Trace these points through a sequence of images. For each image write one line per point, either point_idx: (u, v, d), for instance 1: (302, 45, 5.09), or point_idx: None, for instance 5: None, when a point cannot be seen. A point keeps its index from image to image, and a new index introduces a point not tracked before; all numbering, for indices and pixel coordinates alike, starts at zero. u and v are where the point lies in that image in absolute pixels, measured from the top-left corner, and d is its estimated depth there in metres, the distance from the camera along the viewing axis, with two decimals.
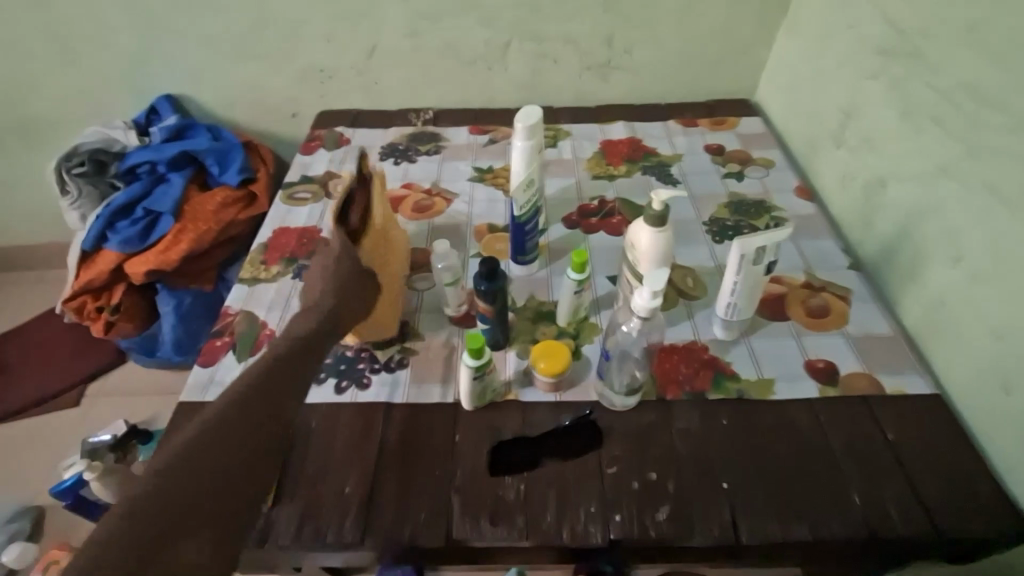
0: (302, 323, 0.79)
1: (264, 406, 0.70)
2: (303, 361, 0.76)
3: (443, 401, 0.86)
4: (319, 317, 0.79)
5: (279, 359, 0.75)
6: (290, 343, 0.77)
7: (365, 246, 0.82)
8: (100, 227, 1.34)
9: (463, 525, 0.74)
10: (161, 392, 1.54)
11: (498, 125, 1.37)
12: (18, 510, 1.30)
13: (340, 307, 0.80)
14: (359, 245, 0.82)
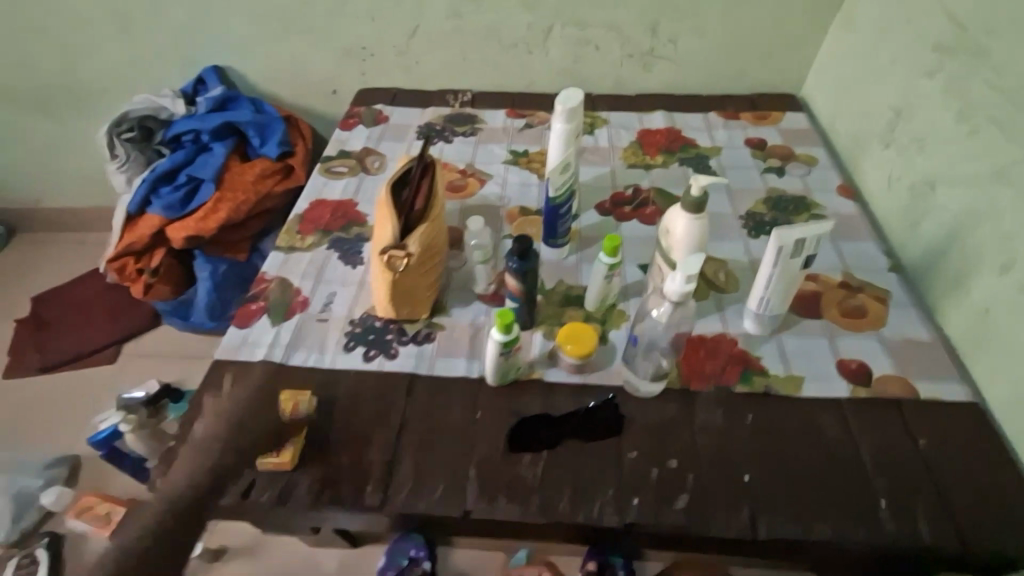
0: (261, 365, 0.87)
1: (225, 458, 0.79)
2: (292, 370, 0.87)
3: (468, 376, 0.87)
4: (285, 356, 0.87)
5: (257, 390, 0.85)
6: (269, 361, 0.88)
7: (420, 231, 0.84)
8: (145, 191, 1.38)
9: (480, 498, 0.76)
10: (189, 356, 1.56)
11: (535, 109, 1.36)
12: (55, 456, 1.35)
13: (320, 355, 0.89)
14: (415, 230, 0.84)
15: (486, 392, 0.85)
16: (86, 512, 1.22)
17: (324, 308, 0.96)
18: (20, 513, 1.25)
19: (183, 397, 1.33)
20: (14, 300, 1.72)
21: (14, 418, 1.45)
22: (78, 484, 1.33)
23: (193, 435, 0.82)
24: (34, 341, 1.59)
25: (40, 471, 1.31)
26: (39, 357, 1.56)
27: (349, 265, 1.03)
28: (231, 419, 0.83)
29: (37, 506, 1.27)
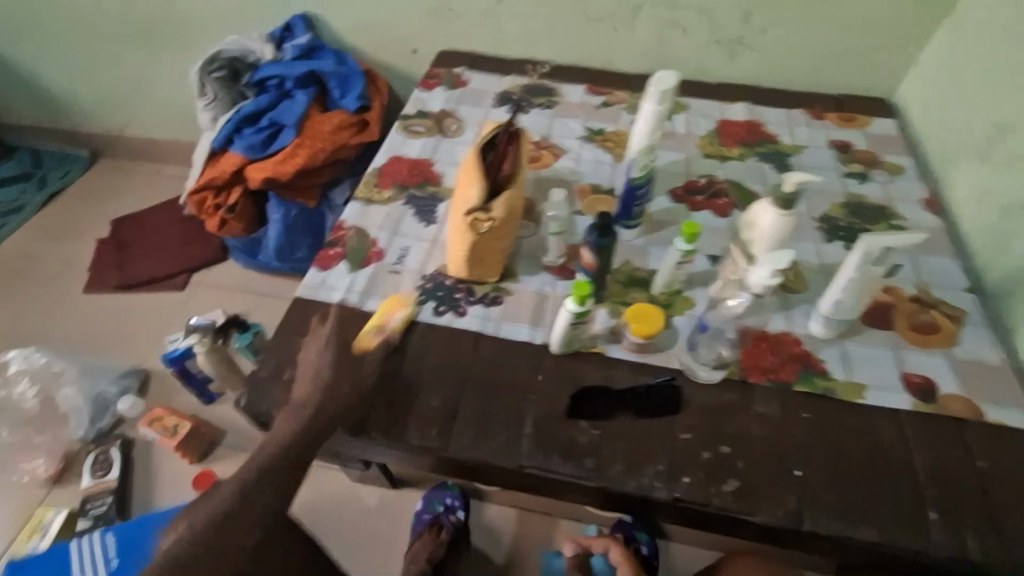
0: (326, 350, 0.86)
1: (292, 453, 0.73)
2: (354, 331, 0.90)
3: (530, 342, 0.90)
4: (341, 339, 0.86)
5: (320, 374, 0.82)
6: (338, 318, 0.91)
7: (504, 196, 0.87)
8: (229, 131, 1.44)
9: (537, 456, 0.80)
10: (252, 292, 1.62)
11: (614, 88, 1.35)
12: (129, 368, 1.45)
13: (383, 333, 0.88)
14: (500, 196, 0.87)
15: (548, 359, 0.88)
16: (156, 422, 1.32)
17: (398, 261, 1.00)
18: (98, 415, 1.36)
19: (249, 329, 1.40)
20: (95, 221, 1.82)
21: (93, 330, 1.56)
22: (149, 396, 1.43)
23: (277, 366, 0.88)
24: (114, 261, 1.70)
25: (115, 380, 1.42)
26: (117, 276, 1.66)
27: (423, 222, 1.06)
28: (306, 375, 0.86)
29: (112, 411, 1.38)
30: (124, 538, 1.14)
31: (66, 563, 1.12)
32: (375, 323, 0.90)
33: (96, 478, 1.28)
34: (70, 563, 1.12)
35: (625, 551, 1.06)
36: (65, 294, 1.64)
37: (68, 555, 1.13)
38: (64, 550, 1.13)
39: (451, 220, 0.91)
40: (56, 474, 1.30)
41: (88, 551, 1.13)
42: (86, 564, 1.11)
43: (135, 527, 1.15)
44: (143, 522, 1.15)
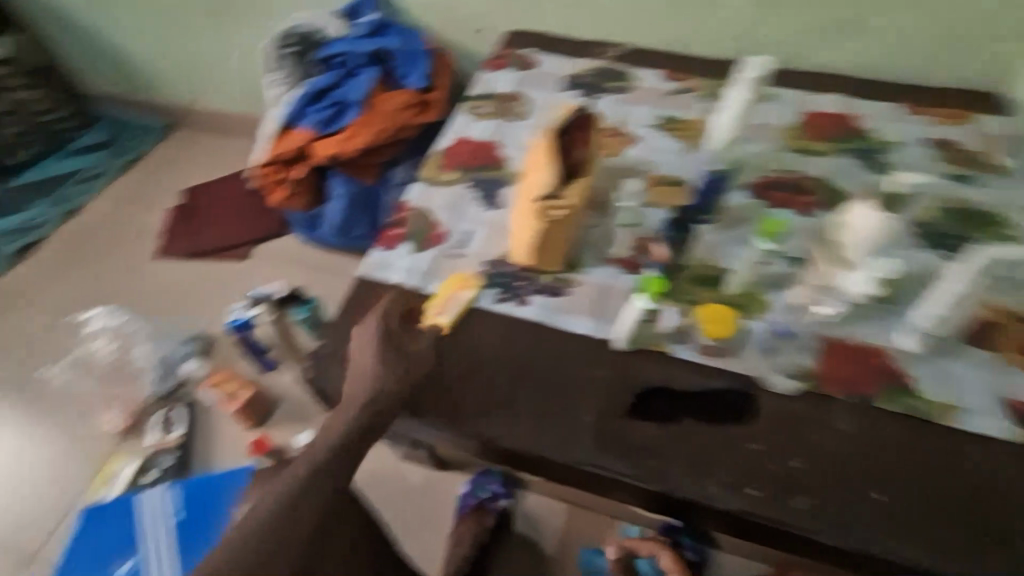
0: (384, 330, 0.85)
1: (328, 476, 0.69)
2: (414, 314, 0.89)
3: (592, 336, 0.87)
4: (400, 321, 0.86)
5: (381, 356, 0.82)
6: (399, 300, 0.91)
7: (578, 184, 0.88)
8: (298, 107, 1.46)
9: (596, 454, 0.78)
10: (309, 267, 1.65)
11: (690, 73, 1.28)
12: (193, 334, 1.51)
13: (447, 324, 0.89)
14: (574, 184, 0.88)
15: (611, 354, 0.85)
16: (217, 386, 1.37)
17: (460, 244, 0.99)
18: (166, 375, 1.43)
19: (307, 306, 1.39)
20: (167, 190, 1.90)
21: (163, 294, 1.63)
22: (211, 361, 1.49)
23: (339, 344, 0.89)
24: (184, 229, 1.77)
25: (181, 344, 1.48)
26: (185, 244, 1.73)
27: (486, 206, 1.04)
28: None
29: (178, 373, 1.44)
30: (191, 495, 1.16)
31: (131, 513, 1.14)
32: (441, 301, 0.92)
33: (161, 435, 1.34)
34: (136, 515, 1.14)
35: (676, 557, 1.06)
36: (138, 259, 1.72)
37: (134, 506, 1.15)
38: (129, 500, 1.16)
39: (521, 208, 0.91)
40: (125, 428, 1.37)
41: (154, 505, 1.15)
42: (151, 516, 1.14)
43: (201, 485, 1.18)
44: (209, 481, 1.19)
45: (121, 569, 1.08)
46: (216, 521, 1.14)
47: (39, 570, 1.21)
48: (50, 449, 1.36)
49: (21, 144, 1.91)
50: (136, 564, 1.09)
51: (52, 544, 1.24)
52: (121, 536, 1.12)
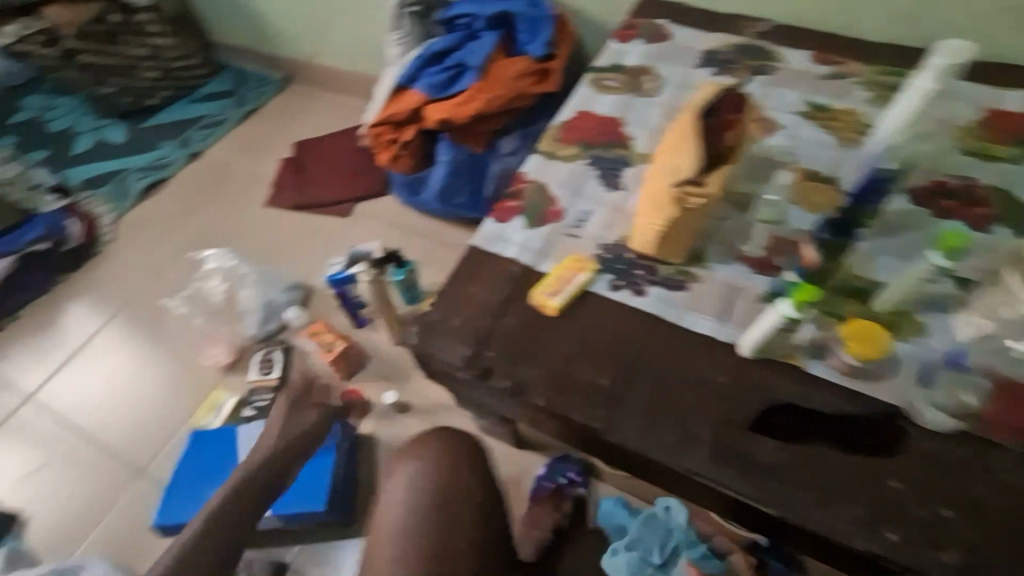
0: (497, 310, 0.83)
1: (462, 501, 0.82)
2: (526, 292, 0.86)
3: (715, 338, 0.81)
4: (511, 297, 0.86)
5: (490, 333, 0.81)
6: (511, 275, 0.88)
7: (723, 171, 0.82)
8: (416, 68, 1.46)
9: (710, 465, 0.73)
10: (407, 229, 1.67)
11: (846, 57, 1.15)
12: (295, 283, 1.57)
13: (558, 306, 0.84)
14: (720, 170, 0.82)
15: (735, 359, 0.79)
16: (315, 335, 1.43)
17: (576, 224, 0.95)
18: (269, 318, 1.50)
19: (404, 268, 1.40)
20: (281, 141, 1.98)
21: (270, 241, 1.71)
22: (309, 309, 1.55)
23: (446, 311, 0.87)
24: (293, 180, 1.84)
25: (284, 290, 1.55)
26: (293, 195, 1.80)
27: (608, 186, 0.99)
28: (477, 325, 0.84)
29: (280, 317, 1.52)
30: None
31: (233, 446, 1.20)
32: (553, 282, 0.87)
33: (261, 373, 1.41)
34: (237, 447, 1.20)
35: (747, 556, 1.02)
36: (250, 206, 1.81)
37: (236, 438, 1.21)
38: (232, 433, 1.22)
39: (651, 191, 0.86)
40: (231, 362, 1.47)
41: (252, 440, 1.20)
42: (250, 451, 1.19)
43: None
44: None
45: (219, 495, 1.15)
46: (311, 466, 1.18)
47: (148, 482, 1.32)
48: (165, 373, 1.48)
49: (157, 88, 2.05)
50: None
51: (161, 461, 1.35)
52: (222, 465, 1.18)
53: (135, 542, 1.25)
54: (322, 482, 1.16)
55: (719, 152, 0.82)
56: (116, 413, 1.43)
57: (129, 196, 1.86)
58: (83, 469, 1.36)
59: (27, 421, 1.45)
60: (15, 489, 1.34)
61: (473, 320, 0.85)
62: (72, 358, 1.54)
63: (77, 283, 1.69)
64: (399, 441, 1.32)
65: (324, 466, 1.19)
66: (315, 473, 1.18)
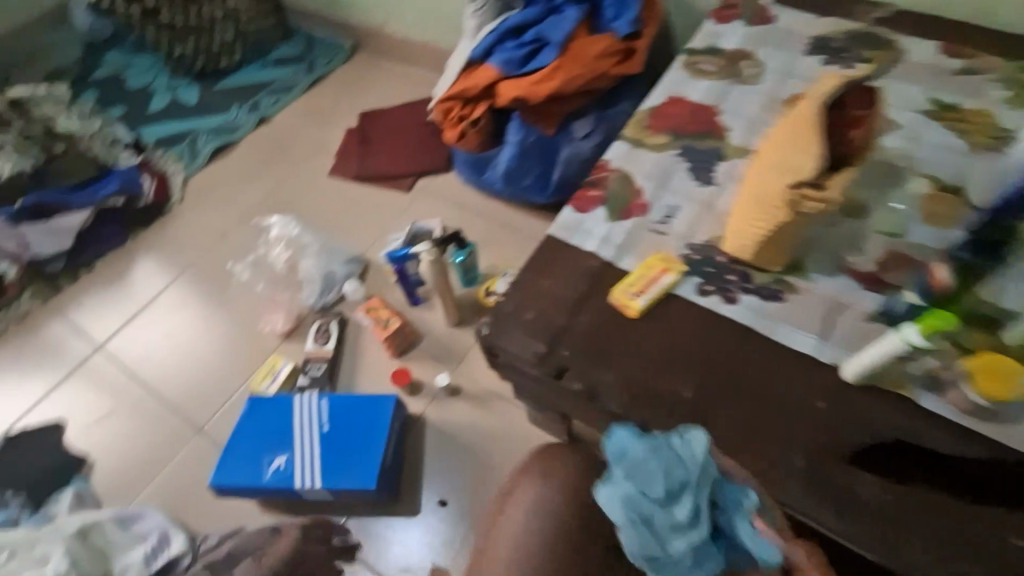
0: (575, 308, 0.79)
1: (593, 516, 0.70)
2: (605, 289, 0.81)
3: (814, 358, 0.74)
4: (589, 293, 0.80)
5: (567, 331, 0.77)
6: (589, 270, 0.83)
7: (848, 174, 0.72)
8: (492, 42, 1.40)
9: (802, 498, 0.67)
10: (468, 209, 1.64)
11: (981, 49, 1.02)
12: (355, 256, 1.57)
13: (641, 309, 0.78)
14: (844, 172, 0.72)
15: (833, 383, 0.72)
16: (371, 310, 1.42)
17: (662, 220, 0.88)
18: (327, 289, 1.51)
19: (465, 247, 1.40)
20: (347, 110, 1.97)
21: (332, 211, 1.71)
22: (366, 283, 1.55)
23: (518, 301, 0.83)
24: (357, 151, 1.82)
25: (343, 263, 1.55)
26: (356, 166, 1.78)
27: (699, 181, 0.92)
28: (551, 321, 0.79)
29: (338, 289, 1.52)
30: (340, 408, 1.20)
31: (286, 413, 1.20)
32: (636, 281, 0.81)
33: (316, 344, 1.41)
34: (291, 415, 1.20)
35: None
36: (314, 174, 1.81)
37: (290, 405, 1.21)
38: (286, 400, 1.21)
39: (754, 192, 0.79)
40: (289, 330, 1.48)
41: (306, 409, 1.20)
42: (303, 420, 1.19)
43: (351, 401, 1.21)
44: (360, 399, 1.21)
45: (275, 462, 1.16)
46: (364, 443, 1.17)
47: (206, 440, 1.36)
48: (225, 335, 1.51)
49: (231, 50, 2.07)
50: (288, 461, 1.16)
51: (218, 421, 1.38)
52: (276, 432, 1.18)
53: (191, 497, 1.28)
54: (374, 461, 1.14)
55: (846, 152, 0.72)
56: (179, 370, 1.48)
57: (200, 157, 1.89)
58: (147, 421, 1.41)
59: (98, 369, 1.51)
60: (84, 434, 1.40)
61: (546, 314, 0.80)
62: (141, 312, 1.60)
63: (148, 239, 1.74)
64: (448, 425, 1.31)
65: (376, 443, 1.16)
66: (368, 449, 1.16)
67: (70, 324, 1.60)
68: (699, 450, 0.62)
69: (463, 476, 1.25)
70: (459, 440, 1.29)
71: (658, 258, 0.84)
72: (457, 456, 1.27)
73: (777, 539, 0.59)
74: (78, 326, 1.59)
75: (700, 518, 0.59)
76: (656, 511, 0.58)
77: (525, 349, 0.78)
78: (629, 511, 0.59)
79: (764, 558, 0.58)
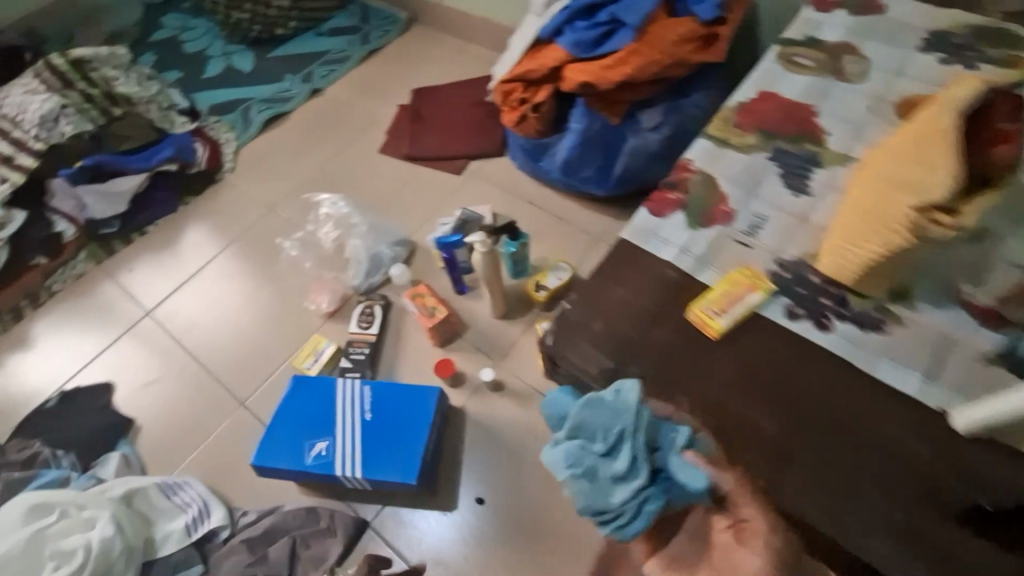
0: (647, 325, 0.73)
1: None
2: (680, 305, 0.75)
3: (919, 400, 0.66)
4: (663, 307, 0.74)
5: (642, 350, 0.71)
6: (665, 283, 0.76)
7: (982, 198, 0.64)
8: (562, 21, 1.32)
9: (899, 557, 0.60)
10: (520, 197, 1.57)
11: None
12: (402, 238, 1.53)
13: (723, 330, 0.72)
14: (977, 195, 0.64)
15: (939, 430, 0.65)
16: (418, 298, 1.36)
17: (749, 231, 0.80)
18: (372, 270, 1.48)
19: (518, 238, 1.35)
20: (400, 85, 1.91)
21: (380, 190, 1.67)
22: (412, 267, 1.51)
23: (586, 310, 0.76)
24: (408, 129, 1.77)
25: (390, 245, 1.51)
26: (407, 144, 1.74)
27: (791, 190, 0.84)
28: (619, 334, 0.73)
29: (384, 271, 1.49)
30: (384, 396, 1.18)
31: (329, 396, 1.18)
32: (719, 298, 0.74)
33: (360, 327, 1.39)
34: (334, 399, 1.18)
35: None
36: (364, 150, 1.77)
37: (333, 389, 1.19)
38: (329, 383, 1.20)
39: (867, 211, 0.70)
40: (333, 310, 1.46)
41: (350, 394, 1.18)
42: (346, 405, 1.17)
43: (395, 389, 1.19)
44: (404, 388, 1.19)
45: (316, 446, 1.15)
46: (406, 434, 1.14)
47: (247, 415, 1.36)
48: (269, 309, 1.51)
49: (287, 17, 2.03)
50: (330, 447, 1.14)
51: (259, 397, 1.38)
52: (318, 415, 1.17)
53: (230, 470, 1.29)
54: (416, 455, 1.12)
55: (977, 174, 0.64)
56: (224, 341, 1.48)
57: (252, 127, 1.88)
58: (191, 390, 1.42)
59: (147, 334, 1.53)
60: (132, 398, 1.42)
61: (616, 327, 0.73)
62: (189, 280, 1.61)
63: (198, 207, 1.75)
64: (488, 420, 1.27)
65: (419, 435, 1.14)
66: (411, 441, 1.14)
67: (122, 288, 1.62)
68: (628, 400, 0.66)
69: (501, 476, 1.22)
70: (499, 438, 1.25)
71: (744, 273, 0.76)
72: (495, 453, 1.24)
73: (703, 466, 0.62)
74: (130, 291, 1.61)
75: (635, 464, 0.64)
76: (595, 463, 0.64)
77: (591, 363, 0.72)
78: (568, 463, 0.65)
79: (691, 485, 0.61)
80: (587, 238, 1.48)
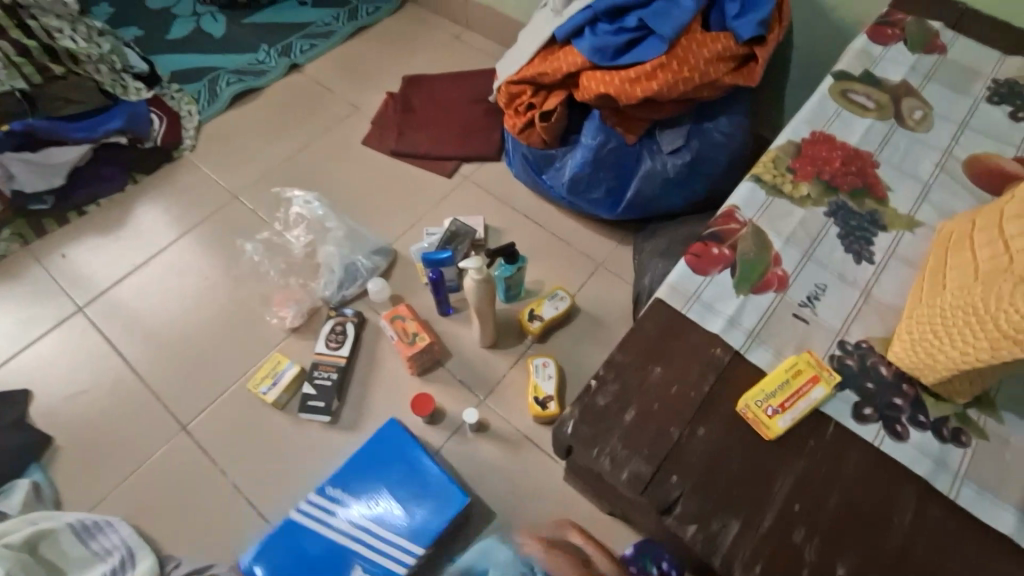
0: (674, 410, 0.70)
1: None
2: (721, 397, 0.70)
3: (996, 530, 0.62)
4: (691, 392, 0.71)
5: (679, 456, 0.68)
6: (707, 369, 0.72)
7: None
8: (583, 20, 1.16)
9: None
10: (516, 210, 1.42)
11: None
12: (382, 246, 1.36)
13: (776, 437, 0.68)
14: None
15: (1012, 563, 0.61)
16: (397, 321, 1.20)
17: (807, 301, 0.75)
18: (346, 282, 1.31)
19: (515, 262, 1.21)
20: (389, 70, 1.73)
21: (359, 188, 1.49)
22: (391, 280, 1.35)
23: (609, 387, 0.73)
24: (394, 121, 1.59)
25: (367, 254, 1.34)
26: (393, 138, 1.56)
27: (853, 255, 0.78)
28: (648, 432, 0.70)
29: (360, 284, 1.32)
30: (355, 480, 1.06)
31: (310, 533, 1.02)
32: (779, 393, 0.69)
33: (329, 347, 1.22)
34: (315, 532, 1.02)
35: None
36: (344, 139, 1.59)
37: (302, 526, 1.02)
38: (294, 527, 1.02)
39: (970, 308, 0.62)
40: (298, 323, 1.29)
41: (324, 511, 1.03)
42: (333, 523, 1.02)
43: (363, 469, 1.07)
44: (371, 459, 1.08)
45: None
46: (410, 482, 1.05)
47: (187, 442, 1.18)
48: (223, 317, 1.32)
49: None
50: (367, 565, 0.99)
51: (205, 420, 1.20)
52: (320, 557, 1.00)
53: (167, 505, 1.12)
54: (441, 483, 1.05)
55: None
56: (172, 350, 1.29)
57: (218, 101, 1.66)
58: (127, 405, 1.23)
59: (80, 334, 1.31)
60: (52, 408, 1.22)
61: (652, 403, 0.71)
62: (133, 273, 1.39)
63: (150, 188, 1.52)
64: (471, 464, 1.12)
65: (425, 471, 1.06)
66: (420, 483, 1.05)
67: (53, 276, 1.39)
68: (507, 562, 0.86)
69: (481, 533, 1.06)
70: (484, 485, 1.10)
71: (806, 359, 0.71)
72: (471, 505, 1.08)
73: None
74: (62, 280, 1.39)
75: None
76: None
77: (624, 464, 0.68)
78: None
79: None
80: (589, 263, 1.33)
